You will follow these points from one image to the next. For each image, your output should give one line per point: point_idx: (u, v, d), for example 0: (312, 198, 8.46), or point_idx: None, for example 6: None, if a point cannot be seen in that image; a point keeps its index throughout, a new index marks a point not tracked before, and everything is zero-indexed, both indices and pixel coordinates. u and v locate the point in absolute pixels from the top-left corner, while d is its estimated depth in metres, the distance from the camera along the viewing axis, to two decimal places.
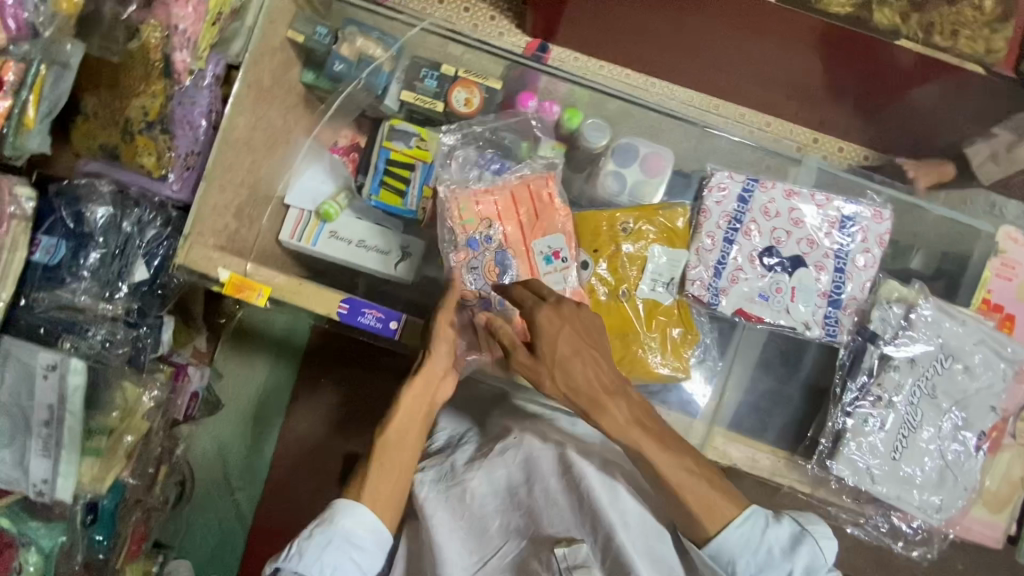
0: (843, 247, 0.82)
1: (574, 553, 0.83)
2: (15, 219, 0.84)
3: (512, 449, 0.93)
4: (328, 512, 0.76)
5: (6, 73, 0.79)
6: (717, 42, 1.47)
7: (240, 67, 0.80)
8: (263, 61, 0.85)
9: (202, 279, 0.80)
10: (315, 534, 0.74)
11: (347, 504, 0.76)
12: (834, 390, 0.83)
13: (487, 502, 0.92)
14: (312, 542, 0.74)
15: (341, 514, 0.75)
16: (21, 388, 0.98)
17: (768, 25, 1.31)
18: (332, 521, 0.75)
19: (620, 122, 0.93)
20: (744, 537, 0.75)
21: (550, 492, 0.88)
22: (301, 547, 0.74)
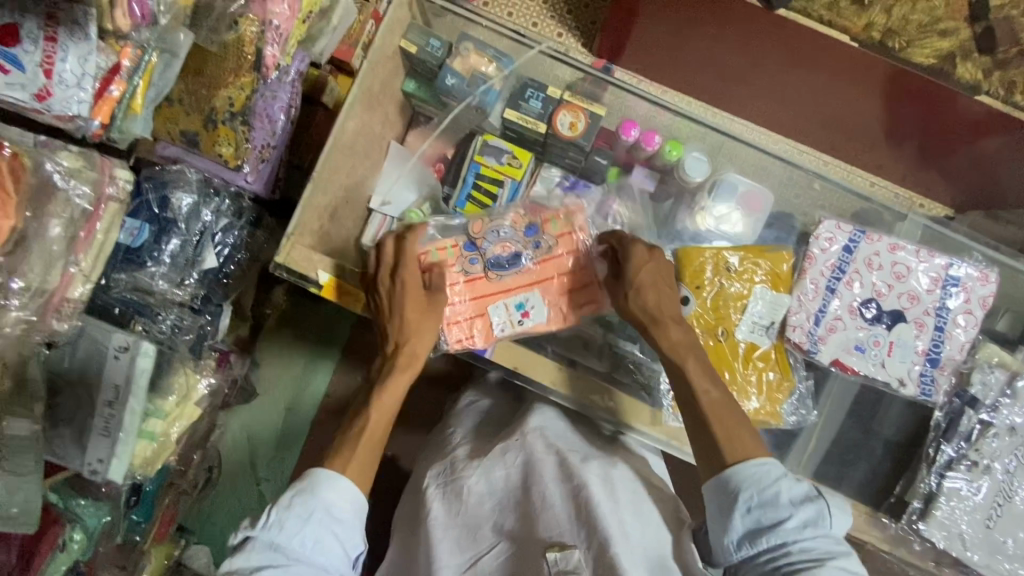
0: (944, 305, 0.82)
1: (566, 559, 0.78)
2: (112, 201, 0.83)
3: (512, 452, 0.92)
4: (309, 482, 0.77)
5: (124, 60, 0.79)
6: (783, 79, 1.47)
7: (358, 75, 0.82)
8: (375, 69, 0.87)
9: (298, 280, 0.80)
10: (295, 504, 0.75)
11: (329, 476, 0.77)
12: (927, 451, 0.83)
13: (482, 503, 0.89)
14: (291, 512, 0.74)
15: (323, 489, 0.76)
16: (90, 366, 0.98)
17: (839, 67, 1.31)
18: (314, 492, 0.76)
19: (719, 157, 0.94)
20: (755, 475, 0.72)
21: (544, 492, 0.85)
22: (280, 516, 0.74)
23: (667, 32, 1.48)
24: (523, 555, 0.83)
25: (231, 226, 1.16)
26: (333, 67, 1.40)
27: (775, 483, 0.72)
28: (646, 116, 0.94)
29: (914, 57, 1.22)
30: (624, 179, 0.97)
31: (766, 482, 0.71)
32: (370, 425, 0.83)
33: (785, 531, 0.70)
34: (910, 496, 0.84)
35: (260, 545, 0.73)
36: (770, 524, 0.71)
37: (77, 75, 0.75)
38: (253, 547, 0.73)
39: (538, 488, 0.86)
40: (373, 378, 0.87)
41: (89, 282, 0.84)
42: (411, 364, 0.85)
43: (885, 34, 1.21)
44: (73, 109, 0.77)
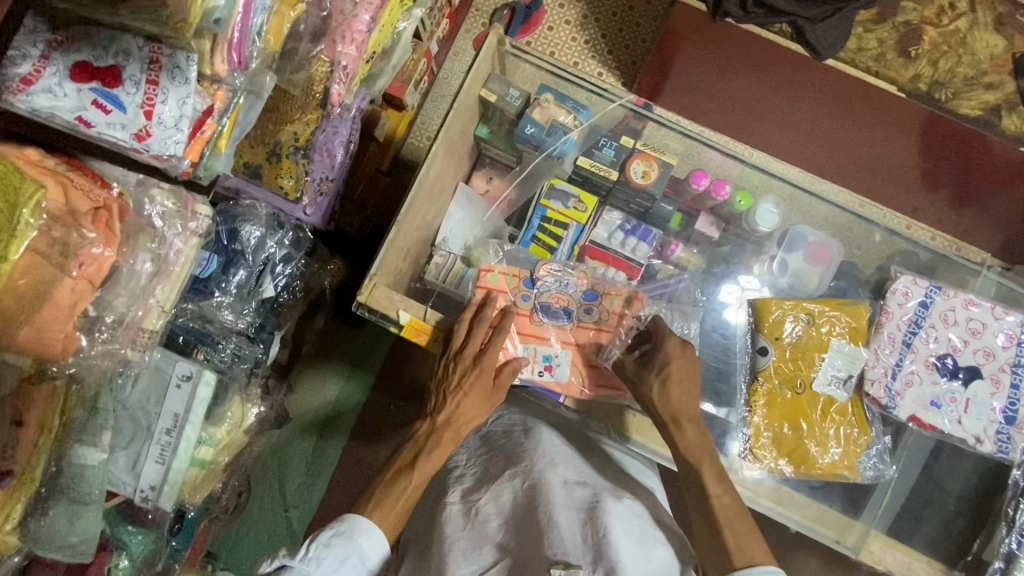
0: (1022, 362, 0.80)
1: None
2: (195, 235, 0.85)
3: (523, 473, 0.90)
4: (347, 525, 0.77)
5: (217, 101, 0.82)
6: (817, 120, 1.51)
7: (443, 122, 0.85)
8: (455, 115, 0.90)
9: (379, 318, 0.81)
10: (334, 544, 0.74)
11: (366, 523, 0.78)
12: (1006, 511, 0.83)
13: (490, 522, 0.86)
14: (329, 552, 0.73)
15: (361, 535, 0.76)
16: (153, 393, 0.99)
17: None
18: (353, 537, 0.76)
19: (791, 209, 0.97)
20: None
21: (552, 509, 0.83)
22: (317, 553, 0.72)
23: (708, 75, 1.53)
24: (524, 573, 0.79)
25: (291, 258, 1.17)
26: (385, 102, 1.46)
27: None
28: (719, 167, 0.97)
29: (964, 108, 1.29)
30: (687, 227, 0.98)
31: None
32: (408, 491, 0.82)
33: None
34: (990, 555, 0.83)
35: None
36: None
37: (175, 117, 0.77)
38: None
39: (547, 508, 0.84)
40: (415, 447, 0.85)
41: (166, 314, 0.85)
42: (449, 431, 0.84)
43: (930, 87, 1.28)
44: (170, 149, 0.79)
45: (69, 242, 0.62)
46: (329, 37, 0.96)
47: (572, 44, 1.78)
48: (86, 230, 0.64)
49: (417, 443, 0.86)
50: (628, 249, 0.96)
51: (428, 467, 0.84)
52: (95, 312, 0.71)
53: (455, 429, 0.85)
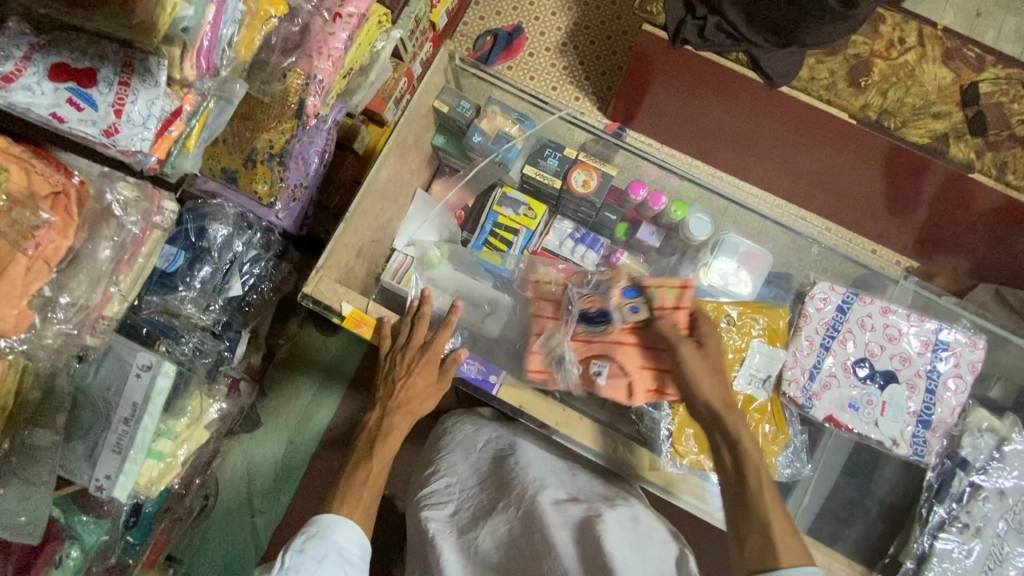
0: (934, 368, 0.85)
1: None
2: (158, 228, 0.90)
3: (513, 506, 0.96)
4: (317, 528, 0.74)
5: (186, 104, 0.88)
6: (787, 148, 1.55)
7: (393, 129, 0.91)
8: (410, 124, 0.96)
9: (322, 310, 0.85)
10: (308, 548, 0.70)
11: (336, 518, 0.76)
12: (919, 510, 0.83)
13: (489, 553, 0.93)
14: (305, 555, 0.69)
15: (334, 531, 0.74)
16: (112, 382, 1.02)
17: (838, 141, 1.39)
18: (325, 535, 0.73)
19: (722, 218, 1.02)
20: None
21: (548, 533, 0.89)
22: (294, 562, 0.68)
23: (678, 100, 1.57)
24: None
25: (259, 258, 1.23)
26: (366, 118, 1.50)
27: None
28: (658, 179, 1.01)
29: (909, 136, 1.34)
30: (631, 235, 1.03)
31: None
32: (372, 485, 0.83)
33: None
34: (904, 556, 0.82)
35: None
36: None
37: (143, 116, 0.83)
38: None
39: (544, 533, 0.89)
40: (369, 436, 0.88)
41: (126, 302, 0.90)
42: (398, 419, 0.87)
43: (879, 115, 1.33)
44: (136, 145, 0.83)
45: (24, 223, 0.68)
46: (302, 51, 1.04)
47: (551, 69, 1.86)
48: (41, 211, 0.70)
49: (371, 430, 0.89)
50: (572, 255, 1.01)
51: (387, 453, 0.86)
52: (50, 292, 0.75)
53: (409, 416, 0.88)
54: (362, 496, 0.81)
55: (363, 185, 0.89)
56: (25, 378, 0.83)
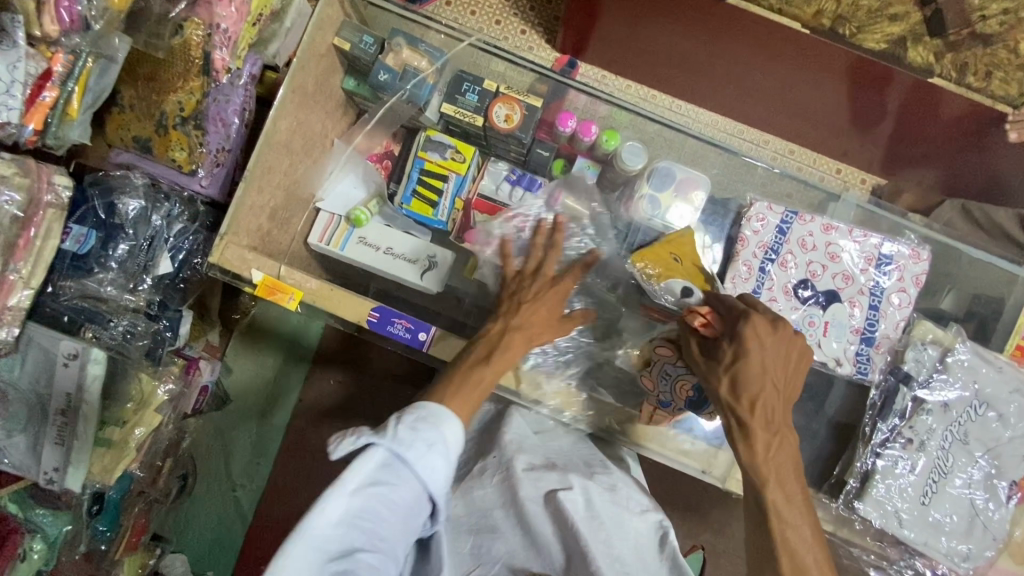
0: (879, 285, 0.82)
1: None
2: (51, 207, 0.83)
3: (491, 472, 0.93)
4: (427, 410, 0.68)
5: (55, 65, 0.79)
6: (746, 69, 1.47)
7: (287, 73, 0.81)
8: (309, 68, 0.86)
9: (234, 279, 0.80)
10: (411, 424, 0.66)
11: (440, 409, 0.68)
12: (864, 430, 0.80)
13: (462, 519, 0.92)
14: (416, 434, 0.65)
15: (443, 421, 0.67)
16: (40, 374, 0.97)
17: (799, 55, 1.32)
18: (437, 421, 0.67)
19: (657, 145, 0.96)
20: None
21: (526, 516, 0.88)
22: (405, 438, 0.64)
23: (629, 28, 1.48)
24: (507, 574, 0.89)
25: (186, 231, 1.13)
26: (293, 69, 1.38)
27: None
28: (585, 108, 0.95)
29: (865, 43, 1.25)
30: (568, 171, 0.97)
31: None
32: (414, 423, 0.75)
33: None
34: (847, 476, 0.80)
35: (379, 460, 0.63)
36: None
37: (6, 82, 0.75)
38: (366, 461, 0.63)
39: (517, 507, 0.89)
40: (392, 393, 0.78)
41: (31, 288, 0.84)
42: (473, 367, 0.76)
43: (834, 21, 1.22)
44: (1, 115, 0.76)
45: None
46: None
47: (493, 1, 1.74)
48: None
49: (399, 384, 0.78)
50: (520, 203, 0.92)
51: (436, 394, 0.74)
52: None
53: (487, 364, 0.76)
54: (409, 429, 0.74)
55: (260, 138, 0.81)
56: None
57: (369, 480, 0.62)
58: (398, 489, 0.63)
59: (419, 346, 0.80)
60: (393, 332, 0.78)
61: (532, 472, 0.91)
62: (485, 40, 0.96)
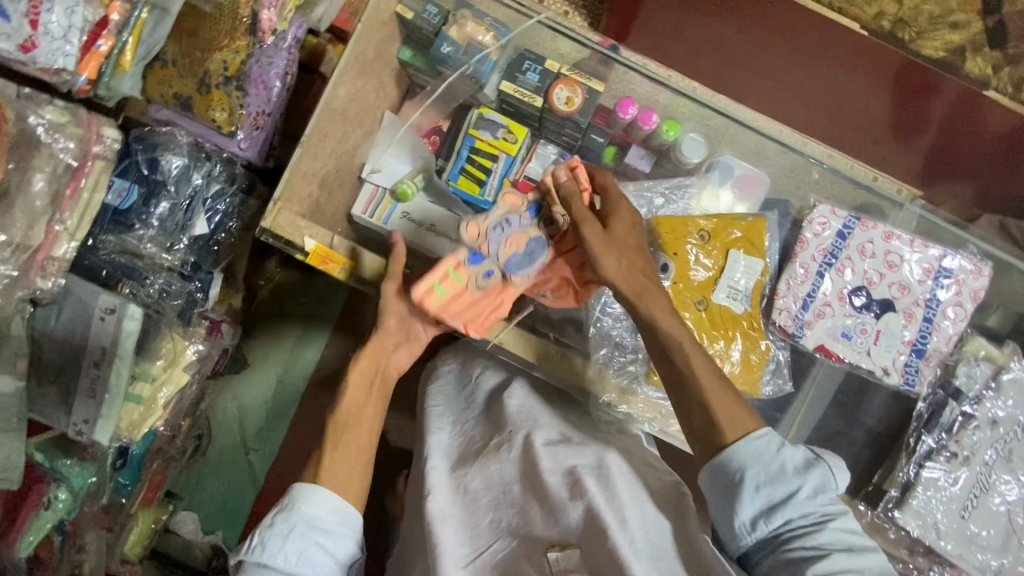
0: (935, 297, 0.81)
1: (569, 558, 0.73)
2: (99, 159, 0.81)
3: (506, 444, 0.84)
4: (290, 499, 0.70)
5: (113, 13, 0.77)
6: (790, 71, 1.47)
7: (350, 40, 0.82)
8: (371, 36, 0.87)
9: (284, 246, 0.79)
10: (278, 522, 0.68)
11: (305, 488, 0.70)
12: (908, 440, 0.81)
13: (478, 498, 0.82)
14: (274, 531, 0.68)
15: (301, 501, 0.69)
16: (77, 326, 0.97)
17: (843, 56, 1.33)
18: (295, 507, 0.69)
19: (720, 140, 0.94)
20: (757, 451, 0.68)
21: (545, 488, 0.77)
22: (265, 539, 0.67)
23: (676, 15, 1.43)
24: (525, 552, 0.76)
25: (223, 193, 1.13)
26: (332, 35, 1.34)
27: (778, 456, 0.68)
28: (647, 95, 0.93)
29: (924, 49, 1.28)
30: (620, 160, 0.94)
31: (769, 455, 0.68)
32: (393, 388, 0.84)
33: (796, 503, 0.67)
34: (888, 485, 0.81)
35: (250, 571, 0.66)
36: (778, 499, 0.67)
37: (63, 27, 0.73)
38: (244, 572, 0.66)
39: (537, 478, 0.79)
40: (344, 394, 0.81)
41: (76, 242, 0.83)
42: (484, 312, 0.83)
43: (892, 23, 1.29)
44: (59, 62, 0.74)
45: None
46: None
47: None
48: None
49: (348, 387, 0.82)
50: None
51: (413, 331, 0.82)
52: None
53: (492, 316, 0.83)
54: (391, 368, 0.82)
55: (319, 104, 0.81)
56: None
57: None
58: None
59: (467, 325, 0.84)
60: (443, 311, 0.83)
61: (552, 447, 0.83)
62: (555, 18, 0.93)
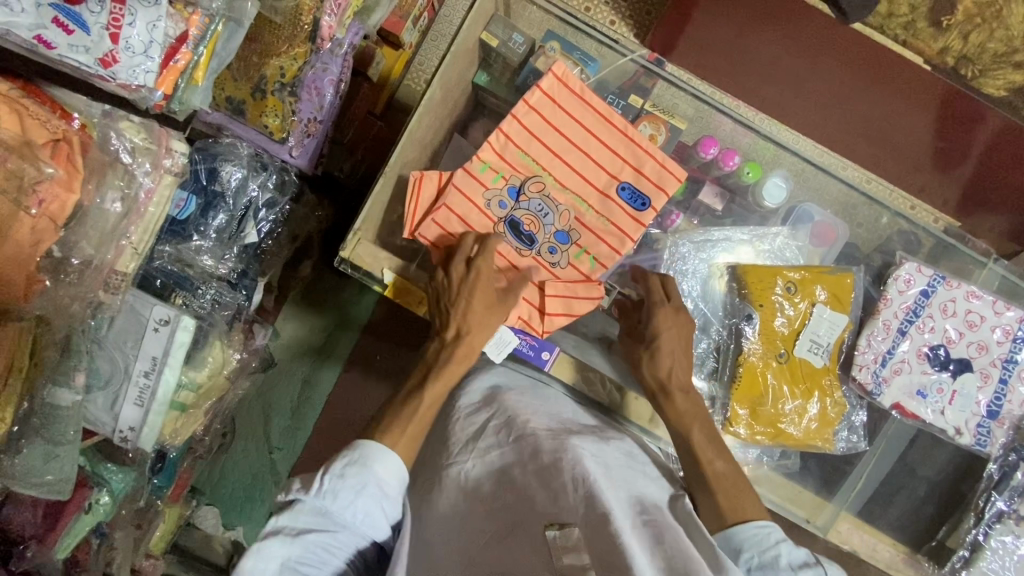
0: (1012, 358, 0.82)
1: (567, 536, 0.60)
2: (168, 173, 0.78)
3: (505, 429, 0.81)
4: (360, 455, 0.70)
5: (192, 27, 0.75)
6: (852, 96, 1.36)
7: (437, 69, 0.86)
8: (455, 63, 0.90)
9: (362, 275, 0.85)
10: (348, 476, 0.68)
11: (379, 450, 0.71)
12: (975, 502, 0.84)
13: (483, 488, 0.76)
14: (343, 483, 0.67)
15: (375, 461, 0.70)
16: (128, 336, 0.93)
17: (892, 81, 1.25)
18: (367, 466, 0.69)
19: (799, 182, 0.95)
20: (756, 536, 0.68)
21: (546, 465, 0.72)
22: (333, 485, 0.66)
23: (728, 34, 1.38)
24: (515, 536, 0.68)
25: (274, 203, 1.13)
26: (381, 38, 1.30)
27: (776, 546, 0.66)
28: (728, 135, 0.95)
29: (984, 88, 1.15)
30: (691, 195, 0.94)
31: (765, 543, 0.67)
32: (487, 331, 0.83)
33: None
34: (954, 543, 0.85)
35: (307, 511, 0.66)
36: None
37: (144, 42, 0.69)
38: (301, 509, 0.66)
39: (539, 460, 0.74)
40: (426, 364, 0.83)
41: (139, 257, 0.80)
42: (544, 111, 0.87)
43: (958, 61, 1.14)
44: (138, 79, 0.71)
45: (23, 175, 0.60)
46: None
47: None
48: (42, 164, 0.61)
49: (427, 362, 0.84)
50: (598, 218, 0.89)
51: (489, 286, 0.83)
52: (59, 253, 0.68)
53: (466, 210, 0.87)
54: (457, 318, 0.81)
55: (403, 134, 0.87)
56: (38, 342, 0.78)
57: (302, 525, 0.65)
58: (334, 533, 0.66)
59: (541, 363, 0.88)
60: (518, 350, 0.88)
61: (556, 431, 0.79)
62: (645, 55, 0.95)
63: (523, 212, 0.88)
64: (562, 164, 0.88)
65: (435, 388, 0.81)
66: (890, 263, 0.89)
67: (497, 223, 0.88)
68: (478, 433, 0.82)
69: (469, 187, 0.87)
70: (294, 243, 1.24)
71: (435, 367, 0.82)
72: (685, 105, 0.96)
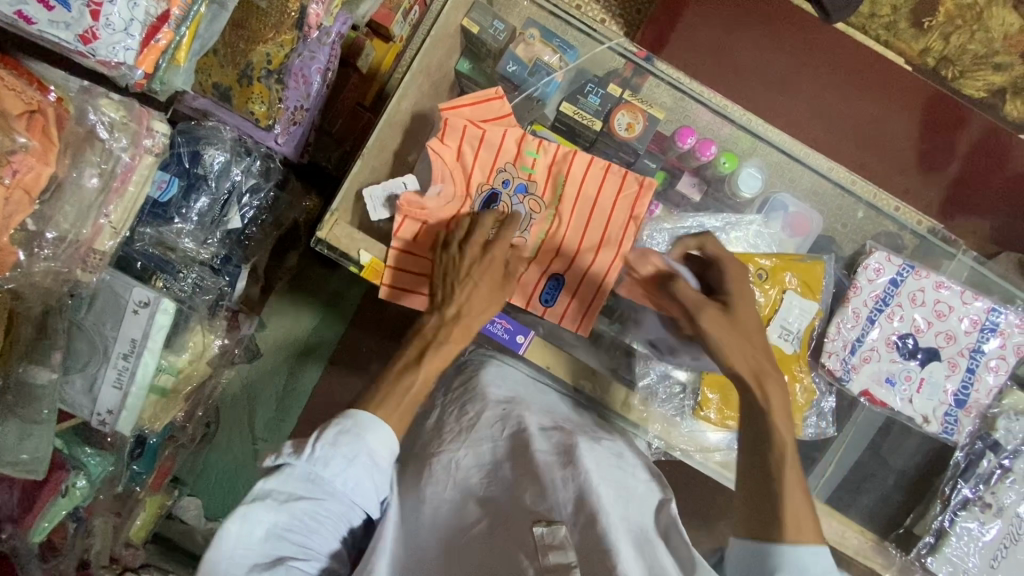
0: (978, 348, 0.83)
1: (554, 533, 0.63)
2: (148, 152, 0.79)
3: (500, 422, 0.82)
4: (353, 422, 0.68)
5: (174, 7, 0.75)
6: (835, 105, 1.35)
7: (417, 53, 0.87)
8: (435, 49, 0.91)
9: (338, 256, 0.87)
10: (341, 444, 0.66)
11: (373, 419, 0.69)
12: (943, 489, 0.86)
13: (471, 479, 0.76)
14: (336, 451, 0.66)
15: (369, 432, 0.68)
16: (106, 318, 0.93)
17: (877, 85, 1.32)
18: (360, 435, 0.67)
19: (776, 173, 0.97)
20: None
21: (535, 466, 0.73)
22: (324, 453, 0.65)
23: (715, 35, 1.36)
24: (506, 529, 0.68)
25: (258, 189, 1.14)
26: (370, 30, 1.30)
27: None
28: (706, 125, 0.97)
29: (965, 88, 1.27)
30: (669, 186, 0.97)
31: None
32: (483, 305, 0.81)
33: None
34: (921, 529, 0.86)
35: (295, 476, 0.65)
36: None
37: (125, 20, 0.70)
38: (289, 475, 0.64)
39: (529, 456, 0.75)
40: (424, 340, 0.78)
41: (118, 237, 0.80)
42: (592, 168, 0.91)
43: (937, 61, 1.25)
44: (118, 56, 0.71)
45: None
46: None
47: None
48: (16, 134, 0.62)
49: (426, 336, 0.79)
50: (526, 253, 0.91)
51: (495, 270, 0.82)
52: (34, 226, 0.68)
53: (491, 148, 0.91)
54: (467, 296, 0.80)
55: (382, 117, 0.88)
56: (14, 318, 0.80)
57: (292, 492, 0.64)
58: (320, 501, 0.65)
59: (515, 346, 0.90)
60: (494, 333, 0.90)
61: (547, 431, 0.80)
62: (625, 45, 0.97)
63: (509, 203, 0.91)
64: (563, 212, 0.91)
65: (435, 363, 0.77)
66: (862, 253, 0.91)
67: (491, 183, 0.91)
68: (472, 423, 0.84)
69: (507, 146, 0.91)
70: (279, 230, 1.24)
71: (435, 343, 0.78)
72: (664, 95, 0.97)
